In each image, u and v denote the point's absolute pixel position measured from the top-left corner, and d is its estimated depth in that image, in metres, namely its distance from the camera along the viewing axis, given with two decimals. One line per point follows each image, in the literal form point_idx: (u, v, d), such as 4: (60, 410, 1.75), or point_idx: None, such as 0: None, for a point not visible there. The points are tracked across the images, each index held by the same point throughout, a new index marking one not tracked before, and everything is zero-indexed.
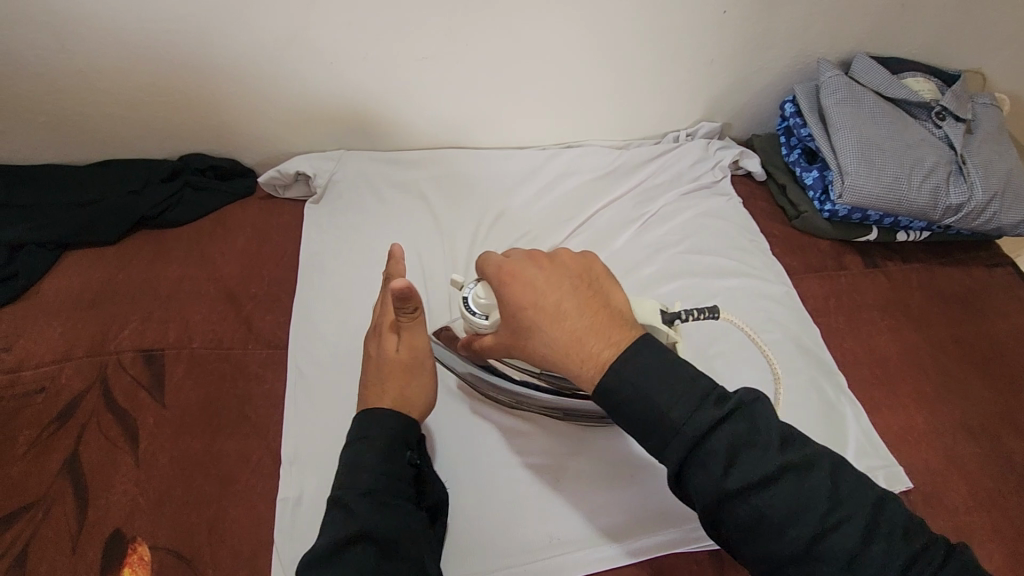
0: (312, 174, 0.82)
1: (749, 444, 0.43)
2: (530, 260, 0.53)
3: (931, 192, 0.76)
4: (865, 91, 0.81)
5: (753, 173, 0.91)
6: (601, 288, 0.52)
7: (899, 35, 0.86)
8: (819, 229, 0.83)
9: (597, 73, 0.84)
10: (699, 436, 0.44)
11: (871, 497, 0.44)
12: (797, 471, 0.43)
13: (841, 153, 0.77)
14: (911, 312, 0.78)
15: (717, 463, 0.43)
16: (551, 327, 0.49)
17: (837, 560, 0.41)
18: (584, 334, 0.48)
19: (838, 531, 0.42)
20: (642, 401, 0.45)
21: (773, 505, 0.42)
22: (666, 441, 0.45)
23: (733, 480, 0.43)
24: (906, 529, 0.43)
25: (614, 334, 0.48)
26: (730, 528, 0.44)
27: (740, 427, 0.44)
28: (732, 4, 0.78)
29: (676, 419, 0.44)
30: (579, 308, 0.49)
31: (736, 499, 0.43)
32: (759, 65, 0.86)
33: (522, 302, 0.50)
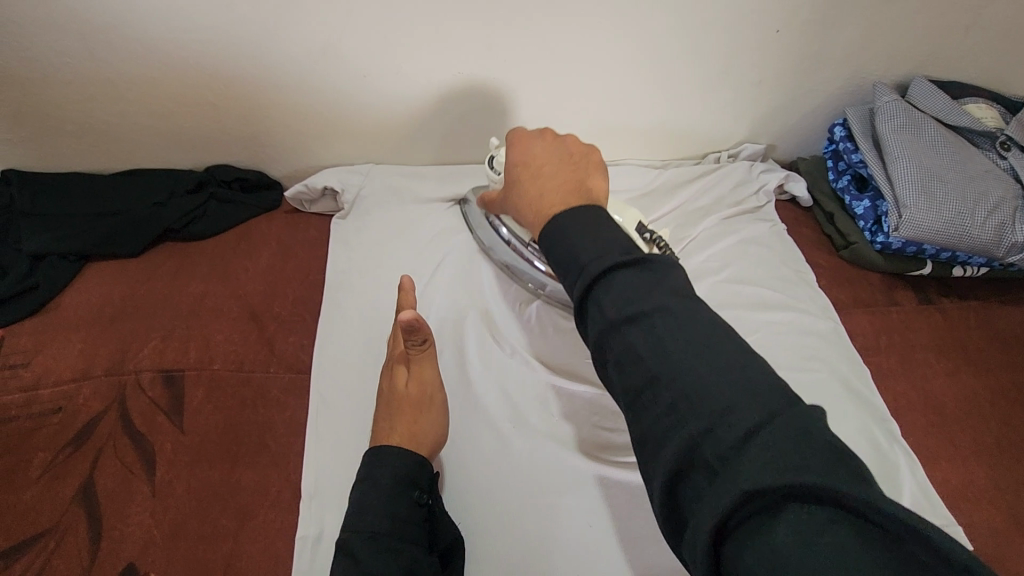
0: (340, 189, 0.80)
1: (639, 284, 0.39)
2: (541, 134, 0.57)
3: (996, 228, 0.71)
4: (924, 117, 0.76)
5: (798, 198, 0.86)
6: (589, 170, 0.53)
7: (961, 58, 0.81)
8: (870, 261, 0.79)
9: (637, 91, 0.80)
10: (599, 272, 0.40)
11: (762, 377, 0.35)
12: (673, 313, 0.37)
13: (897, 184, 0.73)
14: (968, 354, 0.73)
15: (608, 294, 0.39)
16: (527, 179, 0.53)
17: (681, 393, 0.35)
18: (547, 187, 0.51)
19: (695, 369, 0.35)
20: (565, 243, 0.43)
21: (644, 339, 0.37)
22: (571, 277, 0.41)
23: (613, 308, 0.38)
24: (764, 381, 0.34)
25: (570, 194, 0.49)
26: (611, 363, 0.38)
27: (640, 274, 0.39)
28: (786, 23, 0.74)
29: (585, 259, 0.41)
30: (557, 170, 0.52)
31: (610, 331, 0.38)
32: (810, 87, 0.82)
33: (518, 159, 0.55)
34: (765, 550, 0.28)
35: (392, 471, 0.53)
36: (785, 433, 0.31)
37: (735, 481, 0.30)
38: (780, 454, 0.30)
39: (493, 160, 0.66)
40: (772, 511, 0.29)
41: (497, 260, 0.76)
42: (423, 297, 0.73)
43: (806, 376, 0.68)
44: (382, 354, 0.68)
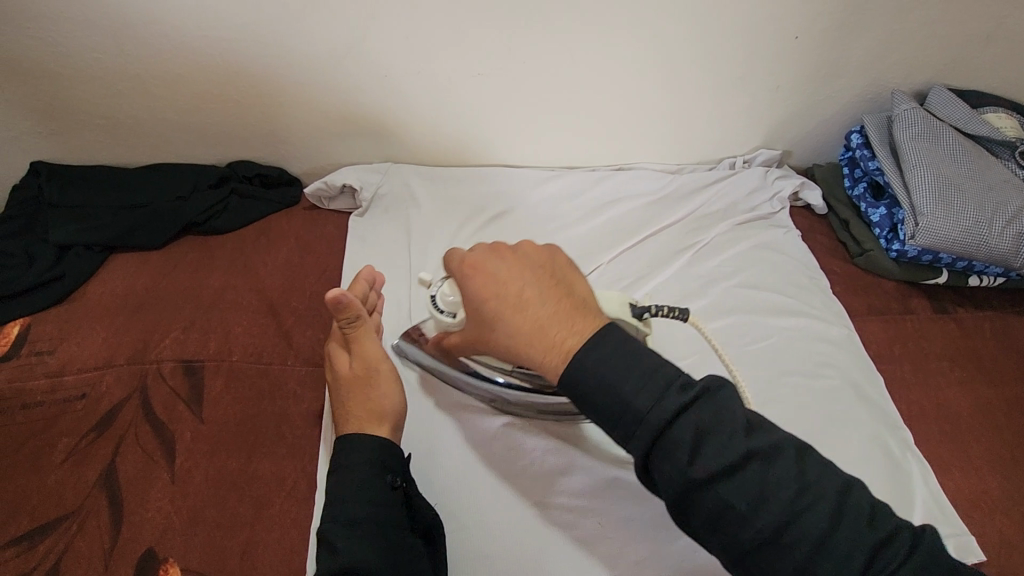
0: (359, 188, 0.81)
1: (715, 432, 0.41)
2: (493, 253, 0.54)
3: (1014, 238, 0.71)
4: (942, 126, 0.76)
5: (813, 205, 0.86)
6: (566, 281, 0.52)
7: (981, 68, 0.81)
8: (885, 269, 0.79)
9: (654, 96, 0.81)
10: (664, 424, 0.41)
11: (837, 481, 0.41)
12: (763, 459, 0.41)
13: (914, 193, 0.73)
14: (983, 363, 0.73)
15: (685, 451, 0.40)
16: (514, 316, 0.49)
17: (804, 547, 0.39)
18: (545, 321, 0.48)
19: (809, 520, 0.39)
20: (608, 392, 0.43)
21: (746, 496, 0.40)
22: (632, 431, 0.42)
23: (698, 467, 0.40)
24: (863, 509, 0.40)
25: (577, 322, 0.47)
26: (698, 520, 0.41)
27: (706, 413, 0.41)
28: (805, 30, 0.74)
29: (644, 409, 0.42)
30: (541, 295, 0.49)
31: (706, 490, 0.40)
32: (827, 94, 0.82)
33: (485, 292, 0.51)
34: None
35: (378, 461, 0.53)
36: (889, 549, 0.39)
37: None
38: None
39: (439, 300, 0.60)
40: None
41: (474, 391, 0.65)
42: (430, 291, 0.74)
43: (817, 382, 0.68)
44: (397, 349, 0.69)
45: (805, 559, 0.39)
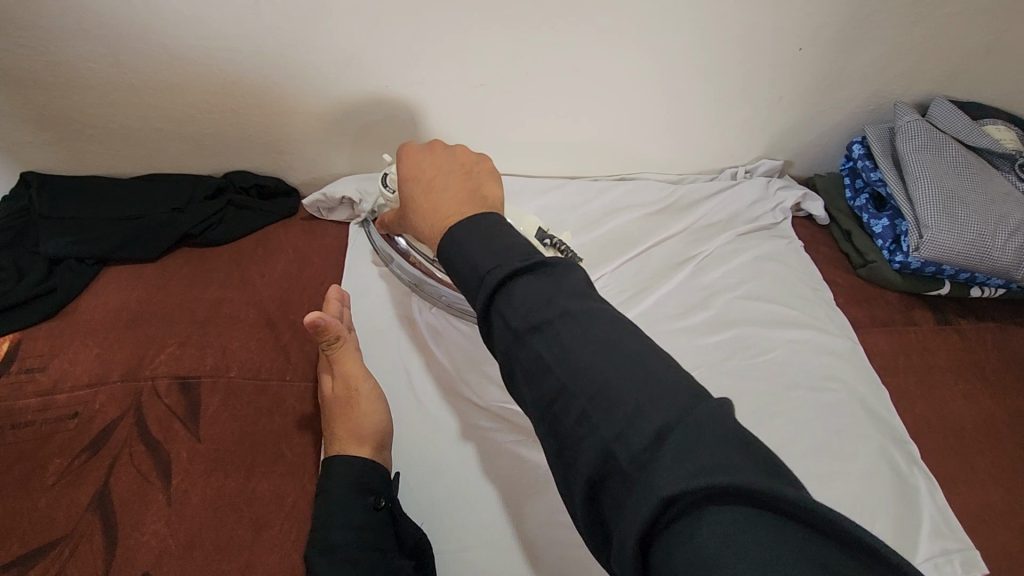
0: (358, 199, 0.79)
1: (539, 291, 0.39)
2: (429, 147, 0.58)
3: (1017, 251, 0.70)
4: (945, 138, 0.76)
5: (815, 216, 0.86)
6: (480, 178, 0.54)
7: (982, 80, 0.81)
8: (888, 281, 0.78)
9: (658, 106, 0.80)
10: (497, 282, 0.40)
11: (641, 351, 0.36)
12: (574, 319, 0.38)
13: (917, 204, 0.72)
14: (987, 376, 0.73)
15: (509, 306, 0.39)
16: (421, 196, 0.53)
17: (589, 400, 0.35)
18: (443, 200, 0.51)
19: (602, 374, 0.35)
20: (461, 259, 0.43)
21: (552, 348, 0.37)
22: (474, 292, 0.41)
23: (518, 320, 0.38)
24: (666, 376, 0.35)
25: (468, 203, 0.50)
26: (522, 378, 0.38)
27: (534, 278, 0.39)
28: (809, 41, 0.74)
29: (484, 270, 0.41)
30: (448, 183, 0.53)
31: (518, 344, 0.38)
32: (829, 105, 0.82)
33: (408, 175, 0.55)
34: (687, 545, 0.28)
35: (353, 482, 0.54)
36: (685, 417, 0.32)
37: (651, 484, 0.30)
38: (685, 448, 0.31)
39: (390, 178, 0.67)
40: (692, 516, 0.28)
41: (405, 276, 0.73)
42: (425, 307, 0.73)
43: (822, 395, 0.68)
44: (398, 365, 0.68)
45: (592, 412, 0.35)
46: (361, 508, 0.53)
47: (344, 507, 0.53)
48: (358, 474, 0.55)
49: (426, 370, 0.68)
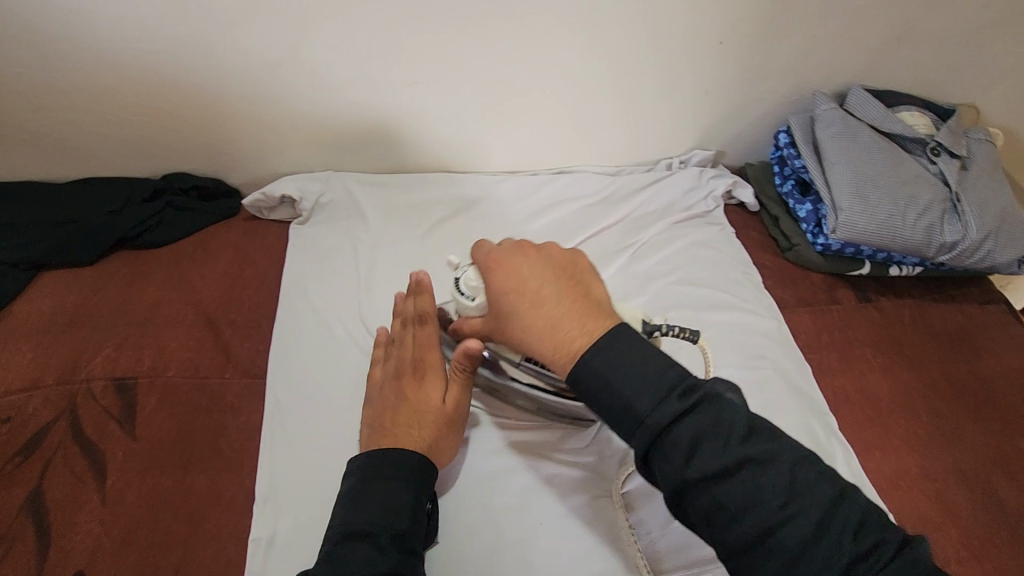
0: (298, 198, 0.80)
1: (710, 436, 0.44)
2: (518, 251, 0.56)
3: (926, 230, 0.74)
4: (860, 125, 0.80)
5: (745, 203, 0.90)
6: (583, 281, 0.54)
7: (896, 69, 0.85)
8: (812, 262, 0.83)
9: (590, 100, 0.83)
10: (663, 427, 0.45)
11: (829, 494, 0.43)
12: (755, 466, 0.44)
13: (834, 189, 0.76)
14: (904, 349, 0.77)
15: (680, 453, 0.44)
16: (528, 311, 0.51)
17: (786, 553, 0.42)
18: (558, 319, 0.50)
19: (790, 525, 0.42)
20: (610, 394, 0.47)
21: (733, 497, 0.43)
22: (632, 431, 0.46)
23: (692, 470, 0.43)
24: (858, 526, 0.42)
25: (589, 321, 0.50)
26: (694, 515, 0.44)
27: (703, 419, 0.45)
28: (729, 35, 0.77)
29: (644, 412, 0.45)
30: (557, 293, 0.52)
31: (697, 490, 0.43)
32: (753, 97, 0.85)
33: (503, 288, 0.54)
34: None
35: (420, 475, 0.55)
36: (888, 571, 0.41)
37: None
38: None
39: (464, 283, 0.60)
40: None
41: (481, 378, 0.67)
42: (366, 302, 0.74)
43: (748, 373, 0.71)
44: (336, 359, 0.69)
45: (789, 565, 0.41)
46: (412, 496, 0.54)
47: (386, 489, 0.53)
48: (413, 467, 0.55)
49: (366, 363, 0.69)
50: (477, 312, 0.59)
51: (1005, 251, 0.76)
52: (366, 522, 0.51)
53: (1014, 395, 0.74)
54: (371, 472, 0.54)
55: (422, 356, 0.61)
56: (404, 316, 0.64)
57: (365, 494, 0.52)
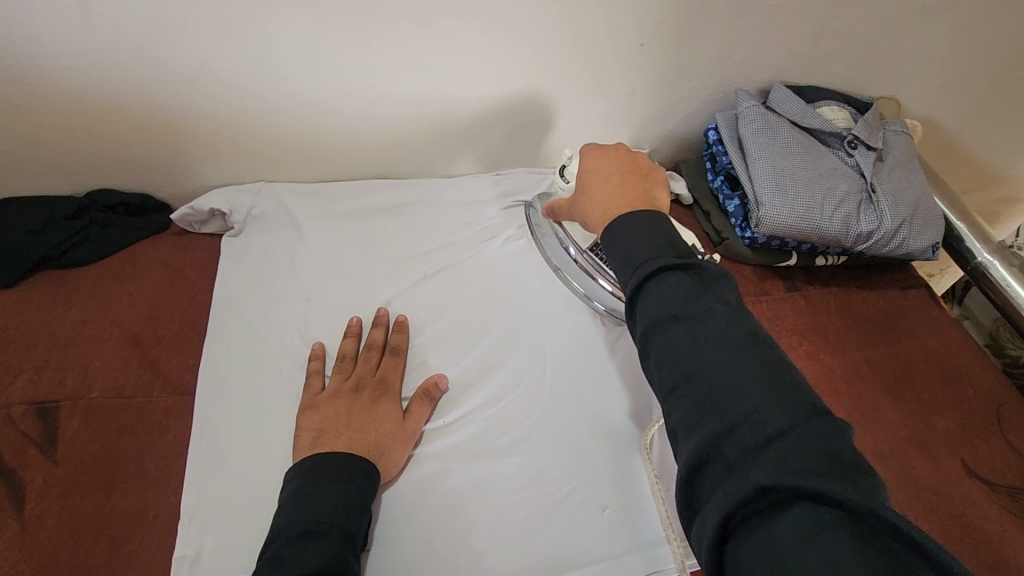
0: (228, 211, 0.80)
1: (688, 287, 0.49)
2: (616, 147, 0.67)
3: (843, 220, 0.77)
4: (780, 121, 0.82)
5: (680, 198, 0.92)
6: (649, 188, 0.63)
7: (813, 65, 0.88)
8: (741, 255, 0.85)
9: (520, 104, 0.84)
10: (651, 272, 0.51)
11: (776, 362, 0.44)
12: (716, 319, 0.47)
13: (755, 183, 0.78)
14: (827, 335, 0.80)
15: (657, 294, 0.49)
16: (598, 184, 0.64)
17: (711, 393, 0.43)
18: (612, 195, 0.62)
19: (724, 371, 0.44)
20: (625, 242, 0.54)
21: (684, 337, 0.47)
22: (629, 273, 0.53)
23: (661, 309, 0.48)
24: (787, 391, 0.42)
25: (634, 205, 0.60)
26: (653, 355, 0.48)
27: (689, 277, 0.50)
28: (649, 37, 0.79)
29: (641, 257, 0.52)
30: (624, 181, 0.63)
31: (659, 329, 0.48)
32: (680, 95, 0.88)
33: (589, 166, 0.66)
34: (767, 526, 0.35)
35: (362, 476, 0.57)
36: (802, 425, 0.39)
37: (750, 476, 0.37)
38: (791, 454, 0.38)
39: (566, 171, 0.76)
40: (780, 509, 0.36)
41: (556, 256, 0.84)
42: (301, 311, 0.75)
43: None
44: (270, 370, 0.69)
45: (711, 404, 0.43)
46: (363, 496, 0.56)
47: (338, 488, 0.55)
48: (356, 471, 0.57)
49: (301, 372, 0.70)
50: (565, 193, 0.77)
51: (919, 238, 0.80)
52: (320, 520, 0.52)
53: (931, 373, 0.77)
54: (320, 475, 0.55)
55: (388, 378, 0.68)
56: (372, 341, 0.71)
57: (315, 495, 0.54)
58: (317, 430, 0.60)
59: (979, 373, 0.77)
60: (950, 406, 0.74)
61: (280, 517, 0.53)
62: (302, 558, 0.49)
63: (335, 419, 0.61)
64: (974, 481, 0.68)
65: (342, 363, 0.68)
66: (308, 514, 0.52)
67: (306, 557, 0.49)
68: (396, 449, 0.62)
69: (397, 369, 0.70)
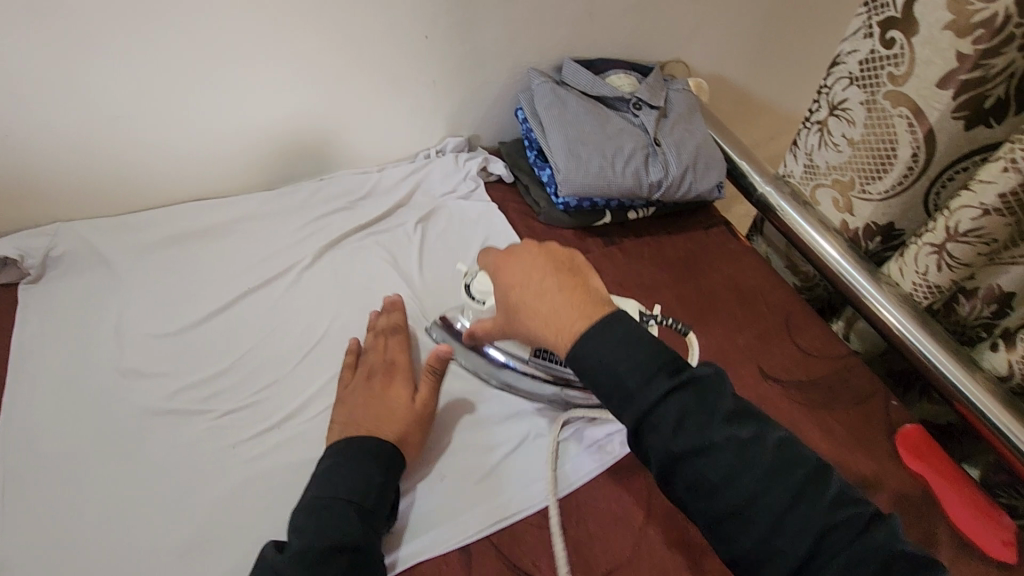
0: (19, 257, 0.76)
1: (694, 412, 0.49)
2: (523, 245, 0.62)
3: (634, 174, 0.85)
4: (569, 93, 0.89)
5: (501, 176, 0.97)
6: (582, 276, 0.60)
7: (597, 40, 0.96)
8: (560, 221, 0.90)
9: (320, 106, 0.86)
10: (653, 403, 0.49)
11: (811, 462, 0.49)
12: (744, 443, 0.49)
13: (553, 152, 0.85)
14: (643, 280, 0.87)
15: (669, 425, 0.49)
16: (536, 301, 0.57)
17: (764, 519, 0.47)
18: (560, 307, 0.55)
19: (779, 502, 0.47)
20: (604, 368, 0.51)
21: (714, 470, 0.48)
22: (624, 404, 0.51)
23: (678, 444, 0.48)
24: (837, 502, 0.47)
25: (589, 309, 0.55)
26: (681, 486, 0.49)
27: (692, 397, 0.50)
28: (431, 29, 0.83)
29: (634, 387, 0.50)
30: (559, 285, 0.57)
31: (684, 465, 0.48)
32: (480, 81, 0.92)
33: (510, 281, 0.60)
34: None
35: (387, 463, 0.61)
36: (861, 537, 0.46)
37: None
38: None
39: (475, 290, 0.69)
40: None
41: (489, 381, 0.74)
42: (115, 346, 0.72)
43: None
44: (80, 412, 0.67)
45: (766, 530, 0.47)
46: (389, 476, 0.60)
47: (365, 470, 0.59)
48: (378, 459, 0.60)
49: (117, 407, 0.68)
50: (488, 312, 0.69)
51: (704, 180, 0.89)
52: (340, 497, 0.57)
53: (731, 297, 0.86)
54: (351, 454, 0.60)
55: (397, 359, 0.71)
56: (379, 327, 0.74)
57: (341, 473, 0.58)
58: (345, 422, 0.64)
59: (770, 291, 0.87)
60: (746, 322, 0.83)
61: (308, 493, 0.58)
62: (317, 531, 0.54)
63: (360, 409, 0.65)
64: (767, 383, 0.76)
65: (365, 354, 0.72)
66: (336, 493, 0.57)
67: (323, 529, 0.54)
68: (414, 433, 0.65)
69: (403, 345, 0.73)
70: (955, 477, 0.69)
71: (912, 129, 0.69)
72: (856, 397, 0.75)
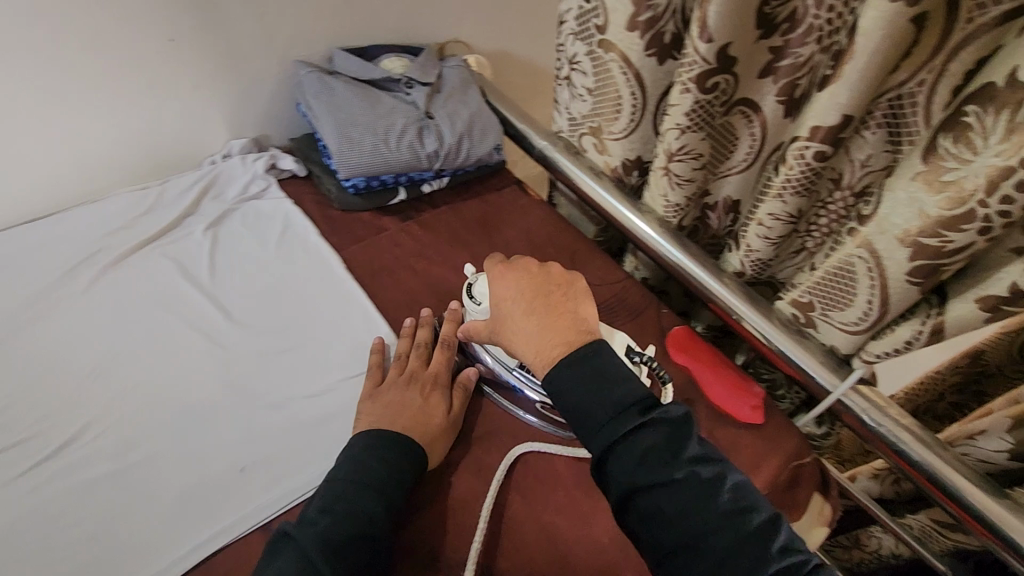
0: None
1: (661, 450, 0.52)
2: (528, 265, 0.66)
3: (409, 147, 0.89)
4: (337, 80, 0.92)
5: (294, 171, 0.97)
6: (574, 301, 0.64)
7: (361, 27, 0.99)
8: (353, 204, 0.93)
9: (76, 125, 0.83)
10: (621, 435, 0.53)
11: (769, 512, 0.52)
12: (705, 483, 0.51)
13: (327, 137, 0.87)
14: (441, 247, 0.91)
15: (633, 460, 0.52)
16: (522, 319, 0.61)
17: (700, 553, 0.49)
18: (544, 329, 0.60)
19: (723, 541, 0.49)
20: (578, 399, 0.56)
21: (669, 505, 0.51)
22: (592, 433, 0.55)
23: (640, 477, 0.51)
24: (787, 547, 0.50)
25: (569, 335, 0.60)
26: (634, 517, 0.52)
27: (660, 433, 0.53)
28: (175, 32, 0.82)
29: (604, 418, 0.54)
30: (548, 309, 0.62)
31: (643, 496, 0.51)
32: (249, 79, 0.93)
33: (501, 297, 0.64)
34: None
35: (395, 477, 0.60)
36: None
37: None
38: None
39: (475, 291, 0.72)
40: None
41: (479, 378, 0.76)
42: None
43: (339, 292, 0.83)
44: None
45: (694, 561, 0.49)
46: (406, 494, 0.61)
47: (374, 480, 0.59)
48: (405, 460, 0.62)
49: None
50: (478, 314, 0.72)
51: (480, 145, 0.95)
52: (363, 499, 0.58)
53: (523, 248, 0.92)
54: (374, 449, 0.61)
55: (441, 370, 0.71)
56: (419, 340, 0.74)
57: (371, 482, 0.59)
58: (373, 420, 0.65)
59: (558, 235, 0.95)
60: None
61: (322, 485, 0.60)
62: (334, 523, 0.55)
63: (389, 407, 0.66)
64: None
65: (400, 360, 0.72)
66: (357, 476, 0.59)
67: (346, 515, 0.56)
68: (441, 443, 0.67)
69: (449, 359, 0.73)
70: (715, 362, 0.80)
71: (624, 71, 0.78)
72: (630, 312, 0.85)
